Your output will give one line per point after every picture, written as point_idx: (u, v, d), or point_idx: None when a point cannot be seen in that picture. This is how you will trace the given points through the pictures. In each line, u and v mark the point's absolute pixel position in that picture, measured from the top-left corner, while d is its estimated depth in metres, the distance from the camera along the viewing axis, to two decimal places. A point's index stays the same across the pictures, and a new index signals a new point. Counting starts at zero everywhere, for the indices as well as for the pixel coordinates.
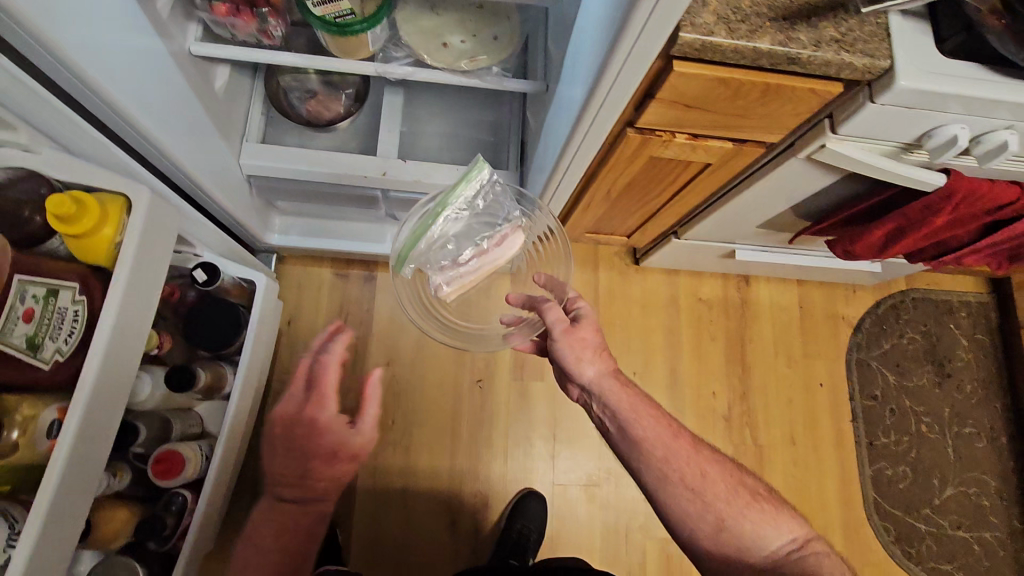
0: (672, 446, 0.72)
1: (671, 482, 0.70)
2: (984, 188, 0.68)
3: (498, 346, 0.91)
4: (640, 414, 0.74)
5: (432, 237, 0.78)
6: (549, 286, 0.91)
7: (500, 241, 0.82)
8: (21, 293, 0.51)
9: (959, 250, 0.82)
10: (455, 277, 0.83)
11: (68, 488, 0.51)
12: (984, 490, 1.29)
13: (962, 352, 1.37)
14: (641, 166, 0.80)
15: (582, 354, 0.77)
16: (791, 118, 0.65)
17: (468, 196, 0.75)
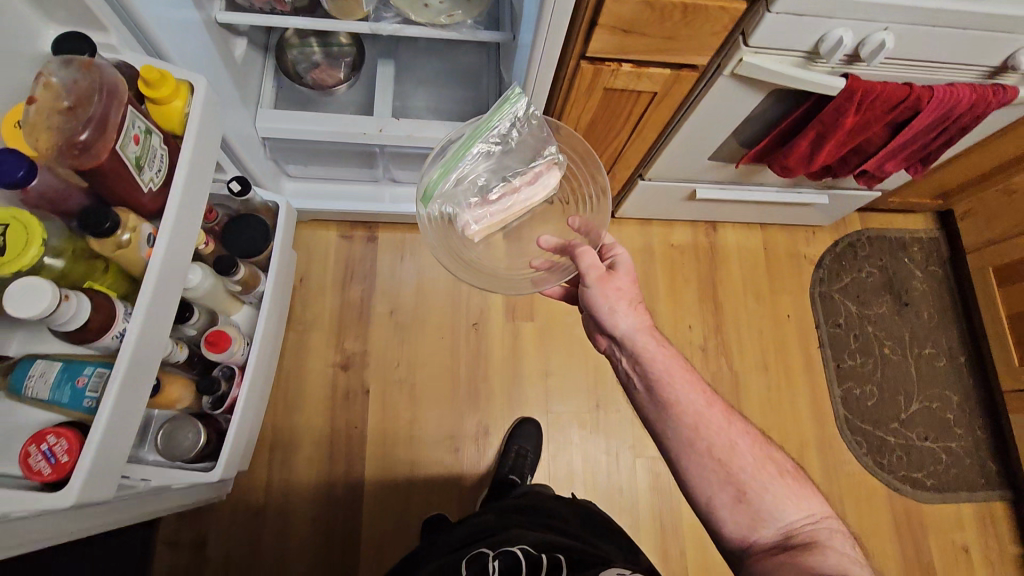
0: (703, 415, 0.74)
1: (695, 450, 0.72)
2: (877, 88, 0.82)
3: (527, 288, 0.90)
4: (673, 378, 0.77)
5: (461, 172, 0.90)
6: (585, 230, 0.94)
7: (534, 178, 0.91)
8: (133, 121, 0.55)
9: (874, 155, 0.95)
10: (482, 217, 0.91)
11: (163, 286, 0.58)
12: (947, 404, 1.40)
13: (918, 283, 1.48)
14: (599, 99, 0.95)
15: (616, 303, 0.81)
16: (712, 37, 0.80)
17: (502, 127, 0.88)
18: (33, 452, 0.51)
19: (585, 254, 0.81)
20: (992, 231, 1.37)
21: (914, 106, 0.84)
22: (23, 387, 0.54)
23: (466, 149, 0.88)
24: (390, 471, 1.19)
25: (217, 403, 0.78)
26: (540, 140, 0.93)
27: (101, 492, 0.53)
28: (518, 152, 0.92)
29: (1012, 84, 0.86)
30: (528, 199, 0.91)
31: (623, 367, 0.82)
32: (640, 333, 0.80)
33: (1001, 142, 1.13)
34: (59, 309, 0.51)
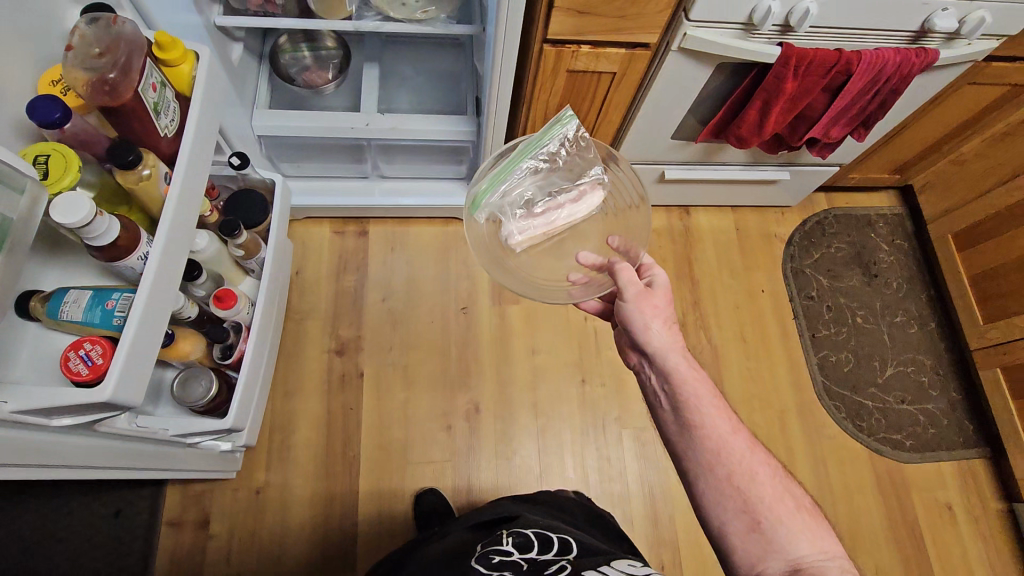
0: (728, 439, 0.74)
1: (715, 476, 0.72)
2: (809, 55, 0.92)
3: (563, 297, 0.96)
4: (701, 401, 0.77)
5: (508, 186, 0.99)
6: (623, 250, 0.98)
7: (580, 196, 1.00)
8: (151, 71, 0.66)
9: (818, 119, 1.04)
10: (525, 228, 0.99)
11: (179, 214, 0.67)
12: (920, 368, 1.46)
13: (884, 256, 1.56)
14: (564, 82, 1.04)
15: (651, 318, 0.83)
16: (659, 15, 0.89)
17: (551, 146, 1.00)
18: (73, 357, 0.59)
19: (624, 270, 0.85)
20: (951, 201, 1.45)
21: (846, 69, 0.93)
22: (57, 313, 0.63)
23: (516, 164, 0.99)
24: (385, 449, 1.24)
25: (225, 353, 0.88)
26: (586, 163, 1.02)
27: (128, 400, 0.60)
28: (564, 172, 1.03)
29: (934, 47, 0.95)
30: (570, 216, 1.00)
31: (653, 385, 0.84)
32: (672, 352, 0.81)
33: (942, 111, 1.22)
34: (94, 222, 0.60)
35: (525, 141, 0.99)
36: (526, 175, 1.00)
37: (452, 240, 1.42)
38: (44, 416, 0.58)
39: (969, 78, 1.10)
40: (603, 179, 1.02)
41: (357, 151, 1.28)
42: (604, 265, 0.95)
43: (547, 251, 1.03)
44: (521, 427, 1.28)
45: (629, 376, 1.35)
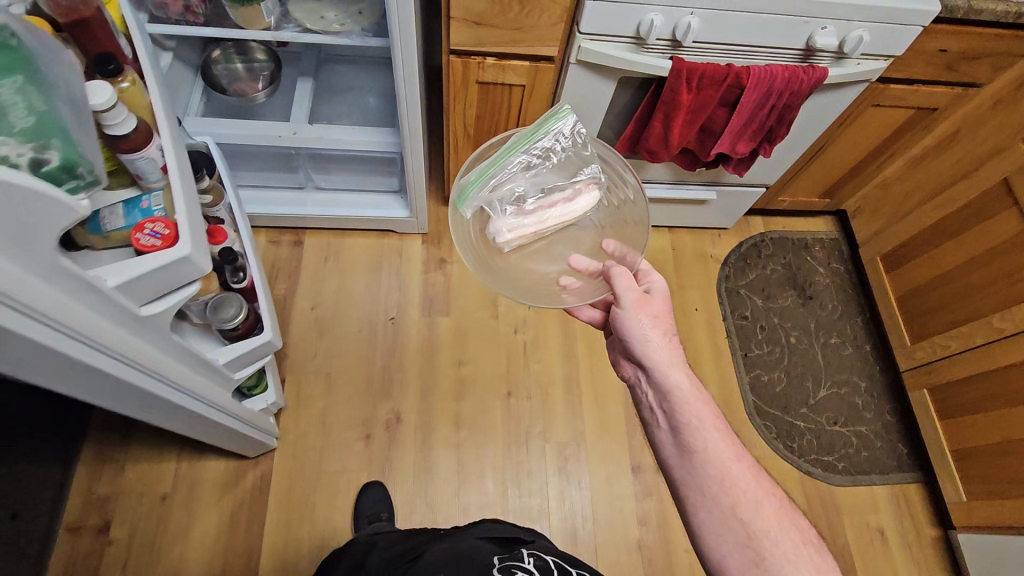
0: (732, 468, 0.72)
1: (718, 506, 0.70)
2: (700, 67, 0.96)
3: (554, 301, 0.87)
4: (703, 426, 0.75)
5: (500, 178, 0.94)
6: (619, 255, 0.92)
7: (575, 193, 0.93)
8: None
9: (721, 133, 1.07)
10: (516, 226, 0.90)
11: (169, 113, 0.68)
12: (854, 390, 1.45)
13: (821, 279, 1.58)
14: (476, 94, 1.08)
15: (646, 327, 0.81)
16: (554, 28, 0.93)
17: (545, 141, 0.97)
18: (139, 233, 0.60)
19: (623, 276, 0.83)
20: (879, 224, 1.48)
21: (737, 83, 0.97)
22: (100, 225, 0.62)
23: (509, 157, 0.95)
24: (299, 458, 1.22)
25: (237, 276, 0.85)
26: (582, 161, 0.98)
27: (192, 268, 0.63)
28: (559, 169, 0.98)
29: (824, 65, 1.00)
30: (564, 213, 0.92)
31: (649, 402, 0.82)
32: (674, 368, 0.80)
33: (854, 133, 1.26)
34: (116, 106, 0.57)
35: (518, 134, 0.97)
36: (518, 170, 0.96)
37: (386, 253, 1.44)
38: (135, 301, 0.61)
39: (870, 98, 1.15)
40: (599, 178, 0.97)
41: (289, 160, 1.31)
42: (599, 270, 0.89)
43: (537, 254, 0.94)
44: (441, 439, 1.27)
45: (556, 391, 1.34)
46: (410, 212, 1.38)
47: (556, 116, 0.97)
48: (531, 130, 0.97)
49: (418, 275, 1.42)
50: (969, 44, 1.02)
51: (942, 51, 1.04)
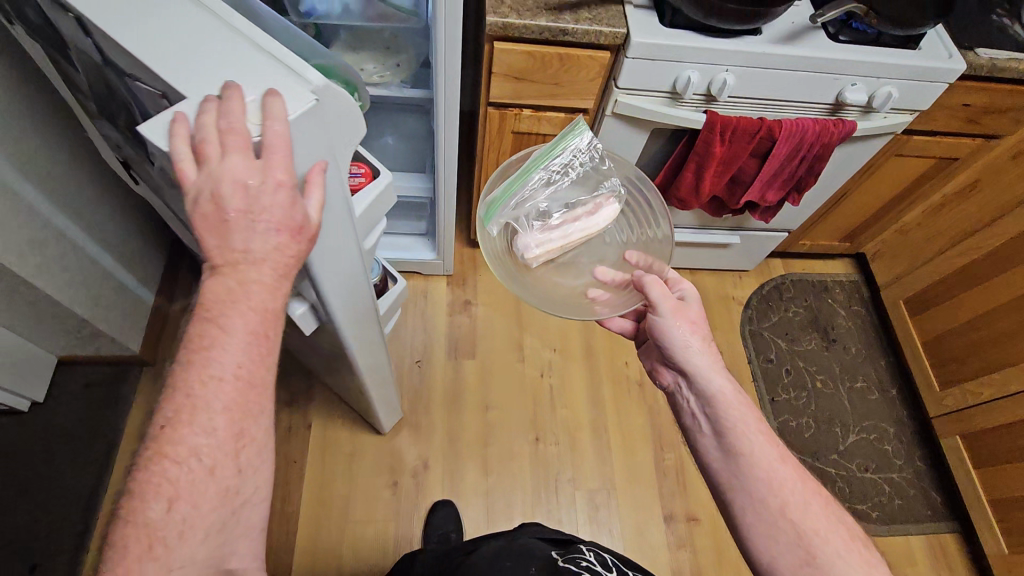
0: (779, 469, 0.68)
1: (767, 507, 0.66)
2: (734, 121, 0.99)
3: (584, 313, 0.86)
4: (748, 429, 0.71)
5: (523, 196, 0.95)
6: (644, 266, 0.92)
7: (595, 208, 0.95)
8: None
9: (752, 182, 1.09)
10: (543, 241, 0.92)
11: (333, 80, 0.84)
12: (884, 436, 1.44)
13: (843, 321, 1.58)
14: (511, 143, 1.10)
15: (687, 332, 0.78)
16: (591, 82, 0.96)
17: (564, 157, 0.98)
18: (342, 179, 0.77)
19: (654, 284, 0.80)
20: (900, 269, 1.49)
21: (769, 136, 1.00)
22: None
23: (530, 175, 0.96)
24: (326, 505, 1.19)
25: None
26: (601, 175, 0.99)
27: (387, 202, 0.81)
28: (579, 184, 0.99)
29: (852, 118, 1.03)
30: (588, 226, 0.94)
31: (689, 408, 0.77)
32: (717, 374, 0.76)
33: (875, 181, 1.28)
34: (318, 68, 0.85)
35: (536, 152, 0.97)
36: (538, 187, 0.97)
37: (412, 295, 1.44)
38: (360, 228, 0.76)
39: (894, 148, 1.18)
40: (619, 191, 0.98)
41: None
42: (628, 281, 0.89)
43: (563, 269, 0.95)
44: (468, 486, 1.24)
45: (583, 435, 1.32)
46: (437, 254, 1.39)
47: (574, 132, 0.98)
48: (549, 147, 0.98)
49: (444, 317, 1.42)
50: (990, 100, 1.06)
51: (964, 105, 1.07)
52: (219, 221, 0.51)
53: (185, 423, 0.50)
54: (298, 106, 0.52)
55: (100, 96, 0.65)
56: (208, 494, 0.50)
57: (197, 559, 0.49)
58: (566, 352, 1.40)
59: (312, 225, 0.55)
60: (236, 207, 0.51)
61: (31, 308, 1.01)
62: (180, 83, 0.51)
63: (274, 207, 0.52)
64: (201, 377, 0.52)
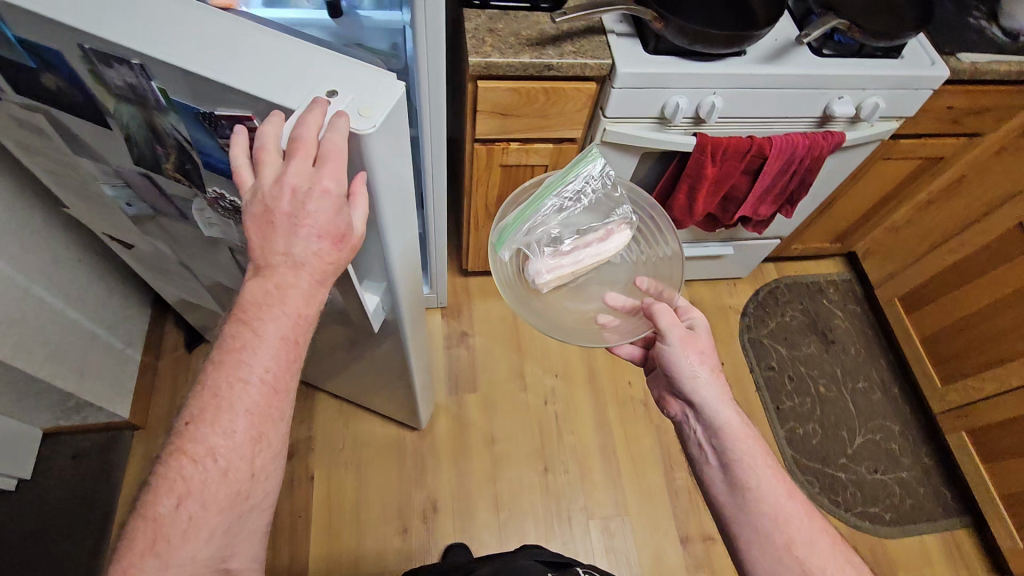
0: (787, 505, 0.66)
1: (772, 544, 0.64)
2: (724, 142, 0.98)
3: (590, 341, 0.83)
4: (756, 464, 0.69)
5: (534, 222, 0.92)
6: (654, 292, 0.89)
7: (606, 236, 0.92)
8: None
9: (744, 199, 1.08)
10: (554, 267, 0.88)
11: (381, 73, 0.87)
12: (890, 435, 1.44)
13: (840, 322, 1.58)
14: (500, 176, 1.08)
15: (697, 364, 0.73)
16: (578, 113, 0.95)
17: (576, 183, 0.94)
18: None
19: (664, 312, 0.74)
20: (894, 266, 1.49)
21: (760, 154, 1.00)
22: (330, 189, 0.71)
23: (542, 200, 0.92)
24: (335, 558, 1.16)
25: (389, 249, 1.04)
26: (612, 202, 0.97)
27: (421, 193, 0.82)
28: (590, 211, 0.96)
29: (840, 130, 1.02)
30: (599, 254, 0.91)
31: (696, 439, 0.74)
32: (724, 405, 0.73)
33: (862, 184, 1.29)
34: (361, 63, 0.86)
35: (549, 178, 0.93)
36: (551, 214, 0.93)
37: None
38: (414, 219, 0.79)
39: (882, 153, 1.18)
40: (631, 218, 0.95)
41: None
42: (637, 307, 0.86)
43: (573, 294, 0.92)
44: (480, 525, 1.21)
45: (593, 461, 1.30)
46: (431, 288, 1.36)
47: (587, 158, 0.94)
48: (561, 173, 0.94)
49: (442, 350, 1.39)
50: (973, 101, 1.07)
51: (949, 108, 1.07)
52: (267, 222, 0.53)
53: (210, 420, 0.53)
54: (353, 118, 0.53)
55: (138, 146, 0.63)
56: (217, 513, 0.52)
57: (200, 558, 0.52)
58: (569, 378, 1.38)
59: (353, 237, 0.56)
60: (282, 209, 0.52)
61: (12, 385, 0.96)
62: (282, 89, 0.53)
63: (320, 213, 0.53)
64: (229, 380, 0.54)
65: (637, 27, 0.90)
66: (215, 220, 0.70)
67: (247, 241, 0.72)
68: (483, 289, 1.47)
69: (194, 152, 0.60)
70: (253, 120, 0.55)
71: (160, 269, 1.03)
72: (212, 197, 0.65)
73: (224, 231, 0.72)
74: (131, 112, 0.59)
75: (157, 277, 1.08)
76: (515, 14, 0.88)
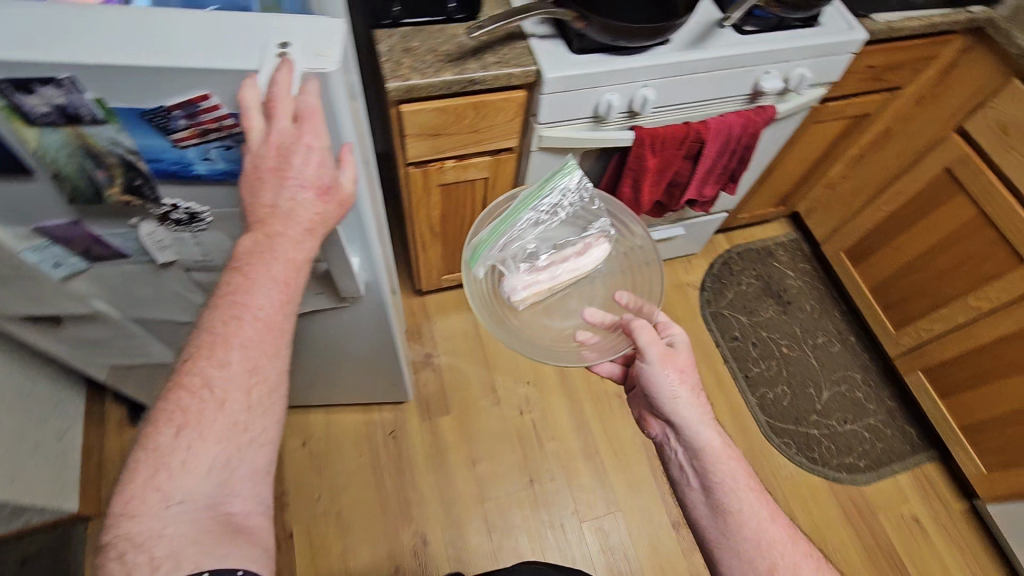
0: (769, 529, 0.66)
1: (757, 571, 0.64)
2: (660, 132, 0.97)
3: (566, 360, 0.84)
4: (739, 487, 0.69)
5: (510, 238, 0.92)
6: (635, 308, 0.87)
7: (584, 250, 0.91)
8: None
9: (688, 183, 1.08)
10: (531, 283, 0.88)
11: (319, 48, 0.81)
12: (853, 384, 1.49)
13: (792, 282, 1.62)
14: (439, 196, 1.03)
15: (677, 384, 0.73)
16: (510, 123, 0.91)
17: (552, 198, 0.94)
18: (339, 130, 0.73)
19: (642, 329, 0.75)
20: (835, 221, 1.53)
21: (697, 138, 0.99)
22: None
23: (517, 215, 0.92)
24: None
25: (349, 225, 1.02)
26: (590, 215, 0.96)
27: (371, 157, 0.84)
28: (568, 224, 0.95)
29: (770, 103, 1.02)
30: (576, 268, 0.90)
31: (677, 459, 0.75)
32: (704, 425, 0.72)
33: (795, 148, 1.31)
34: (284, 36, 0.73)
35: (523, 193, 0.94)
36: (527, 228, 0.93)
37: None
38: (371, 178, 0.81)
39: (812, 118, 1.20)
40: (609, 232, 0.95)
41: None
42: (615, 323, 0.84)
43: (552, 309, 0.91)
44: (475, 550, 1.18)
45: (577, 463, 1.29)
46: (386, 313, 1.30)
47: (561, 172, 0.95)
48: (536, 188, 0.95)
49: None
50: (891, 57, 1.09)
51: (869, 67, 1.09)
52: (256, 178, 0.54)
53: (206, 355, 0.54)
54: (312, 65, 0.54)
55: (66, 181, 0.58)
56: None
57: None
58: (541, 384, 1.36)
59: (341, 191, 0.59)
60: (267, 163, 0.53)
61: None
62: (235, 53, 0.51)
63: (305, 166, 0.55)
64: (223, 317, 0.55)
65: (558, 28, 0.86)
66: (165, 239, 0.69)
67: (204, 249, 0.72)
68: (440, 305, 1.43)
69: (143, 164, 0.57)
70: (210, 98, 0.52)
71: (86, 345, 0.94)
72: (165, 210, 0.63)
73: (177, 246, 0.71)
74: (57, 142, 0.53)
75: (83, 355, 0.98)
76: (429, 29, 0.83)
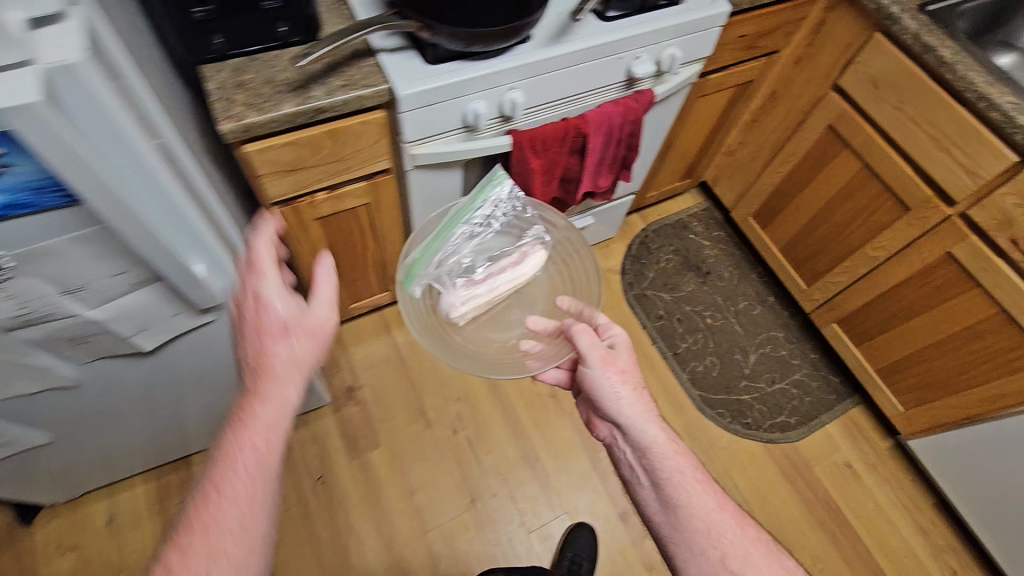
0: (719, 517, 0.65)
1: (707, 560, 0.62)
2: (538, 133, 0.93)
3: (513, 371, 0.80)
4: (687, 478, 0.67)
5: (444, 254, 0.90)
6: (576, 312, 0.85)
7: (521, 259, 0.90)
8: None
9: (579, 177, 1.05)
10: (468, 297, 0.86)
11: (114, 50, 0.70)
12: (778, 343, 1.53)
13: (709, 251, 1.64)
14: (320, 230, 0.96)
15: (615, 384, 0.71)
16: (377, 144, 0.85)
17: (485, 209, 0.93)
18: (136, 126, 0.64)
19: (580, 333, 0.74)
20: (739, 188, 1.54)
21: (578, 133, 0.96)
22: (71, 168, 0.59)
23: (450, 229, 0.91)
24: None
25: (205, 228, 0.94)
26: (524, 223, 0.95)
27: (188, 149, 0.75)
28: (504, 234, 0.94)
29: (648, 86, 1.00)
30: (512, 279, 0.88)
31: (626, 459, 0.73)
32: (649, 422, 0.70)
33: (687, 122, 1.30)
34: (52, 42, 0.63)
35: (455, 207, 0.93)
36: (462, 242, 0.91)
37: None
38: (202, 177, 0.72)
39: (697, 92, 1.19)
40: (545, 239, 0.94)
41: None
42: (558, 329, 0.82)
43: (493, 323, 0.88)
44: None
45: (519, 473, 1.26)
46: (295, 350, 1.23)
47: (492, 183, 0.94)
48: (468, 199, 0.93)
49: (331, 416, 1.27)
50: (760, 25, 1.09)
51: (740, 37, 1.09)
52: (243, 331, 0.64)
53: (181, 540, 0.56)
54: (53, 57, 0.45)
55: None
56: None
57: None
58: (472, 398, 1.32)
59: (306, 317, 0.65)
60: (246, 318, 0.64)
61: None
62: None
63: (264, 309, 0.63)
64: (200, 499, 0.58)
65: (409, 39, 0.80)
66: None
67: (19, 301, 0.62)
68: (356, 334, 1.36)
69: None
70: None
71: None
72: None
73: None
74: None
75: None
76: (263, 58, 0.76)
